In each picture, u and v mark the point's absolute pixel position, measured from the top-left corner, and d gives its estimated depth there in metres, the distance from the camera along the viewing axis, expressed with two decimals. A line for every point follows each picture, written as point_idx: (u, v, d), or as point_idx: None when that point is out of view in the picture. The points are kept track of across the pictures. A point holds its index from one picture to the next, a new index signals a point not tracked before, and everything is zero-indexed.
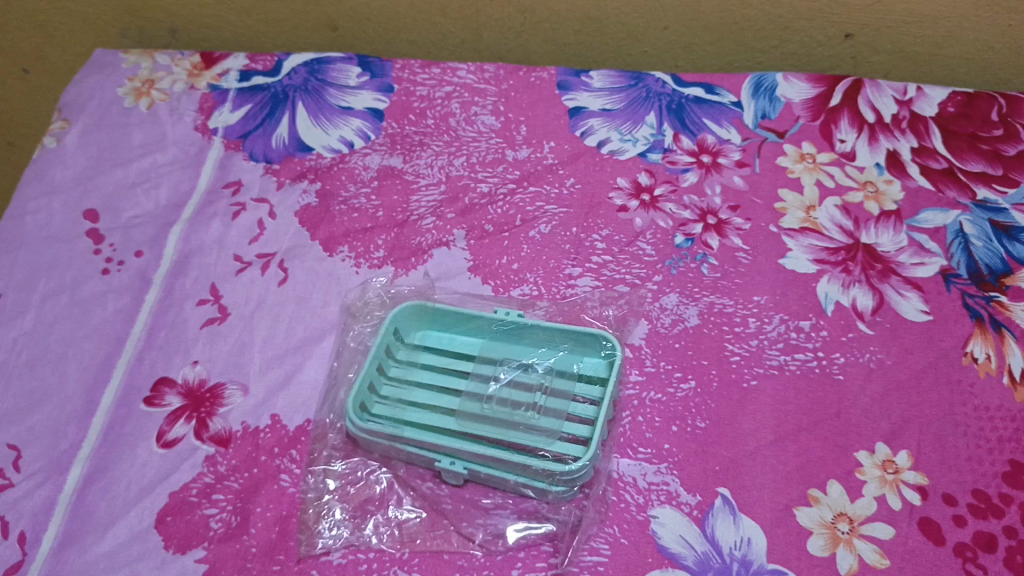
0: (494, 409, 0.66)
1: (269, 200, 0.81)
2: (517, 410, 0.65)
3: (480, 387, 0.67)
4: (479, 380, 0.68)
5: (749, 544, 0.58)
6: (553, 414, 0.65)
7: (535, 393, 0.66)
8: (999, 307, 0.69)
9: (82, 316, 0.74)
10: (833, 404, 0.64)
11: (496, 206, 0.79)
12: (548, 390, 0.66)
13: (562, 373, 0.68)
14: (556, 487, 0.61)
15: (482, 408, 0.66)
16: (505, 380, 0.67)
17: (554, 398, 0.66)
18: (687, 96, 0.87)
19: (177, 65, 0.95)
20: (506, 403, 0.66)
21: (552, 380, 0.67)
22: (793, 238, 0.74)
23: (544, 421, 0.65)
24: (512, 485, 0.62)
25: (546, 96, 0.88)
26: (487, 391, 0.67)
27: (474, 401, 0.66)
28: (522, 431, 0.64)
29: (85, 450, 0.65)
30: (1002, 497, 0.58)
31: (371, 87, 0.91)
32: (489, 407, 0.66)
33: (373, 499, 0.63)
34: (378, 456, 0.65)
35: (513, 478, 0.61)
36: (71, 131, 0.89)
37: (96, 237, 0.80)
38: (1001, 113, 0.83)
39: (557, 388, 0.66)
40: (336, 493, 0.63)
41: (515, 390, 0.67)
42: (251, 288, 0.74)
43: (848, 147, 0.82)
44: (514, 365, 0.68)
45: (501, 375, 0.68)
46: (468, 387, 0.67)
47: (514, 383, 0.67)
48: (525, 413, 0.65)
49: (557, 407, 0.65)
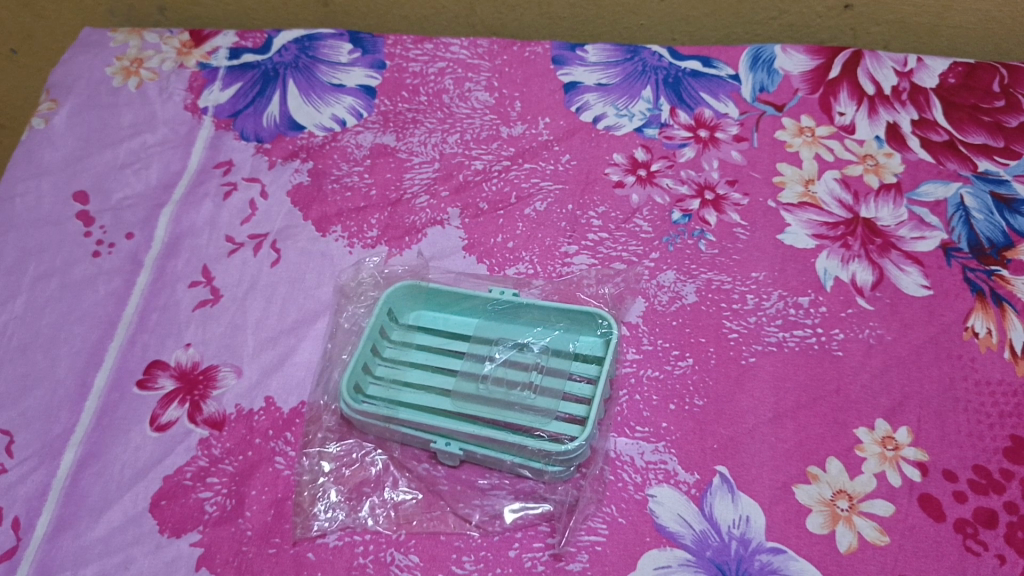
0: (489, 389, 0.65)
1: (260, 178, 0.80)
2: (513, 390, 0.65)
3: (476, 366, 0.67)
4: (474, 360, 0.67)
5: (748, 522, 0.57)
6: (550, 394, 0.64)
7: (531, 372, 0.66)
8: (1000, 281, 0.68)
9: (73, 299, 0.73)
10: (833, 381, 0.63)
11: (490, 182, 0.78)
12: (543, 369, 0.66)
13: (558, 352, 0.67)
14: (553, 467, 0.60)
15: (477, 388, 0.65)
16: (501, 360, 0.67)
17: (550, 377, 0.65)
18: (684, 70, 0.86)
19: (166, 44, 0.93)
20: (501, 383, 0.65)
21: (548, 360, 0.67)
22: (792, 213, 0.73)
23: (540, 400, 0.64)
24: (509, 465, 0.62)
25: (541, 70, 0.87)
26: (483, 371, 0.66)
27: (469, 381, 0.66)
28: (518, 411, 0.64)
29: (78, 434, 0.65)
30: (1003, 472, 0.58)
31: (363, 64, 0.89)
32: (485, 387, 0.65)
33: (369, 481, 0.62)
34: (374, 438, 0.64)
35: (509, 459, 0.61)
36: (59, 111, 0.88)
37: (86, 219, 0.78)
38: (1003, 84, 0.82)
39: (553, 367, 0.66)
40: (331, 474, 0.62)
41: (511, 369, 0.66)
42: (243, 269, 0.73)
43: (848, 120, 0.80)
44: (509, 345, 0.68)
45: (496, 355, 0.67)
46: (464, 367, 0.67)
47: (509, 363, 0.67)
48: (521, 393, 0.65)
49: (554, 386, 0.65)
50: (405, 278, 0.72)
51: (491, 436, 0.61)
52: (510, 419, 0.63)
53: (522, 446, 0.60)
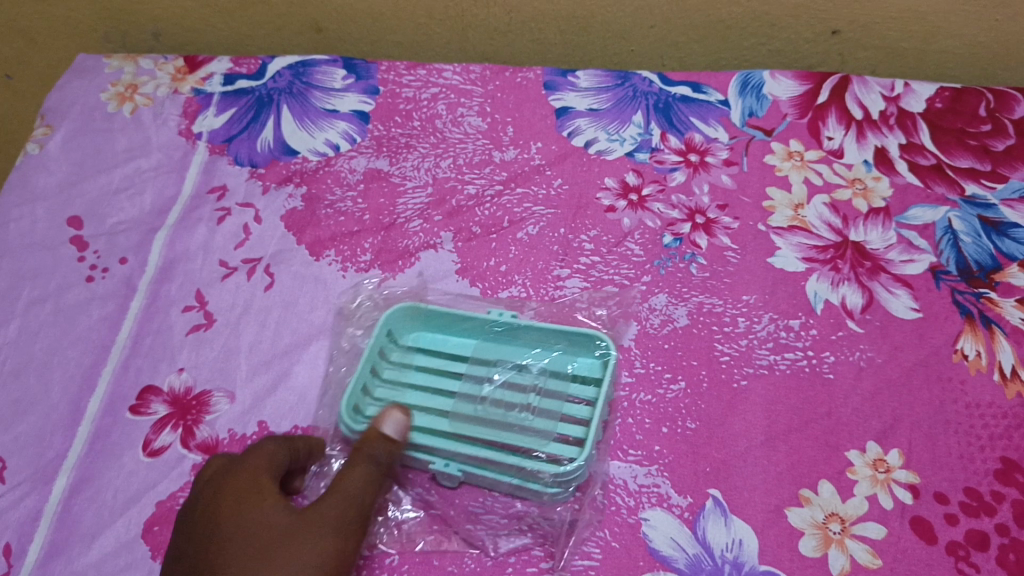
0: (488, 411, 0.66)
1: (254, 204, 0.80)
2: (511, 411, 0.65)
3: (474, 389, 0.67)
4: (472, 382, 0.68)
5: (741, 546, 0.57)
6: (547, 415, 0.65)
7: (529, 394, 0.66)
8: (989, 304, 0.69)
9: (66, 324, 0.73)
10: (824, 404, 0.64)
11: (483, 207, 0.78)
12: (542, 390, 0.66)
13: (556, 374, 0.68)
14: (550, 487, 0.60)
15: (476, 410, 0.66)
16: (499, 382, 0.67)
17: (548, 399, 0.66)
18: (674, 95, 0.87)
19: (160, 69, 0.94)
20: (500, 404, 0.66)
21: (546, 381, 0.67)
22: (782, 236, 0.74)
23: (538, 421, 0.65)
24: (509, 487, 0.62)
25: (533, 96, 0.88)
26: (482, 393, 0.67)
27: (468, 403, 0.66)
28: (516, 432, 0.64)
29: (71, 460, 0.64)
30: (994, 495, 0.58)
31: (356, 89, 0.90)
32: (484, 409, 0.66)
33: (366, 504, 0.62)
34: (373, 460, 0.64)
35: (507, 480, 0.61)
36: (53, 137, 0.88)
37: (80, 244, 0.79)
38: (990, 108, 0.83)
39: (551, 390, 0.66)
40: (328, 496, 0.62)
41: (510, 392, 0.67)
42: (237, 294, 0.73)
43: (837, 144, 0.81)
44: (508, 366, 0.68)
45: (495, 376, 0.68)
46: (462, 389, 0.67)
47: (508, 385, 0.67)
48: (519, 415, 0.65)
49: (552, 408, 0.65)
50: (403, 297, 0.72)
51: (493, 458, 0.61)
52: (509, 440, 0.64)
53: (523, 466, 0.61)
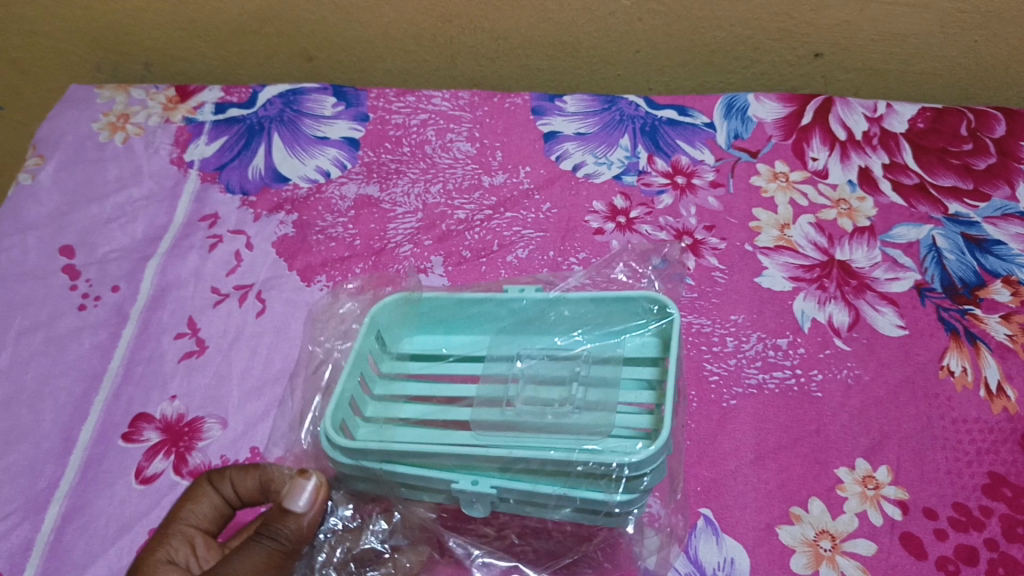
0: (519, 415, 0.61)
1: (246, 230, 0.81)
2: (549, 407, 0.61)
3: (497, 393, 0.63)
4: (493, 386, 0.64)
5: (732, 564, 0.57)
6: (599, 408, 0.60)
7: (570, 386, 0.62)
8: (974, 320, 0.69)
9: (58, 353, 0.73)
10: (813, 422, 0.64)
11: (473, 232, 0.79)
12: (585, 380, 0.63)
13: (603, 358, 0.64)
14: (594, 493, 0.55)
15: (504, 416, 0.61)
16: (529, 378, 0.64)
17: (594, 389, 0.62)
18: (660, 118, 0.88)
19: (152, 99, 0.95)
20: (535, 403, 0.62)
21: (591, 368, 0.63)
22: (768, 256, 0.75)
23: (591, 413, 0.60)
24: (554, 499, 0.56)
25: (521, 121, 0.89)
26: (507, 395, 0.63)
27: (494, 409, 0.62)
28: (549, 437, 0.58)
29: (62, 488, 0.64)
30: (982, 510, 0.59)
31: (346, 116, 0.91)
32: (512, 414, 0.61)
33: (369, 549, 0.59)
34: (383, 504, 0.61)
35: (555, 491, 0.55)
36: (45, 167, 0.89)
37: (72, 273, 0.79)
38: (970, 128, 0.84)
39: (596, 376, 0.63)
40: (336, 531, 0.59)
41: (542, 389, 0.63)
42: (228, 320, 0.74)
43: (821, 165, 0.83)
44: (535, 354, 0.66)
45: (518, 371, 0.65)
46: (480, 393, 0.63)
47: (540, 386, 0.63)
48: (558, 408, 0.61)
49: (601, 398, 0.61)
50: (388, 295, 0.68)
51: (516, 458, 0.55)
52: (545, 433, 0.58)
53: (567, 470, 0.55)
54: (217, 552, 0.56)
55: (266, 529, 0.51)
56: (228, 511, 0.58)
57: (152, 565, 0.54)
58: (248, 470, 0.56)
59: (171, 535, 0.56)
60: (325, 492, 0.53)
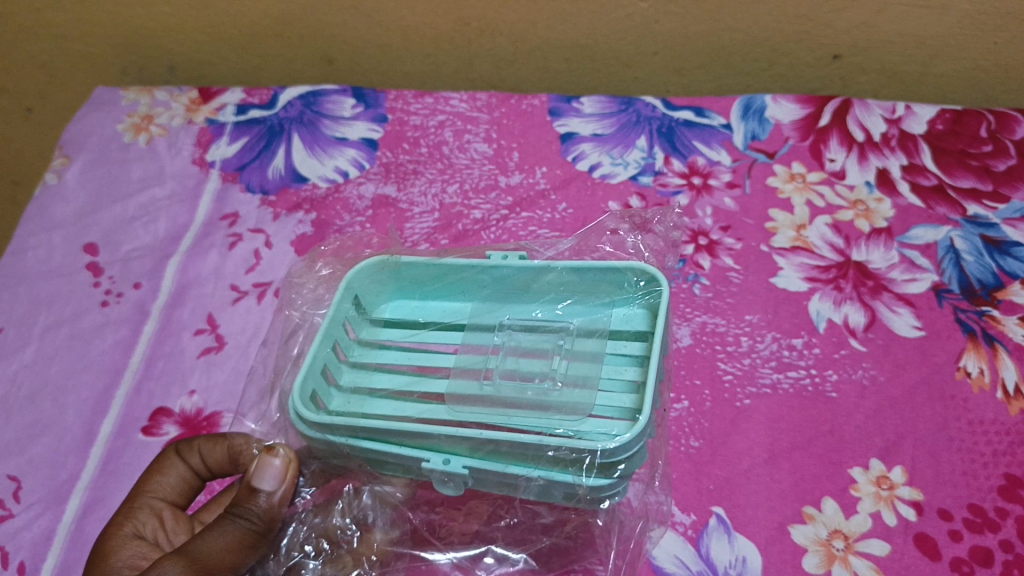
0: (499, 387, 0.61)
1: (265, 230, 0.82)
2: (531, 382, 0.61)
3: (476, 363, 0.63)
4: (472, 355, 0.64)
5: (744, 563, 0.57)
6: (584, 388, 0.59)
7: (552, 359, 0.62)
8: (992, 321, 0.69)
9: (82, 348, 0.74)
10: (827, 422, 0.64)
11: (489, 231, 0.80)
12: (568, 354, 0.62)
13: (586, 332, 0.63)
14: (563, 476, 0.54)
15: (482, 390, 0.61)
16: (513, 351, 0.63)
17: (576, 364, 0.61)
18: (677, 119, 0.88)
19: (176, 101, 0.96)
20: (515, 376, 0.61)
21: (575, 342, 0.63)
22: (784, 257, 0.75)
23: (571, 390, 0.59)
24: (524, 480, 0.55)
25: (537, 122, 0.89)
26: (488, 366, 0.63)
27: (472, 381, 0.62)
28: (526, 416, 0.58)
29: (83, 480, 0.65)
30: (998, 511, 0.58)
31: (365, 118, 0.92)
32: (491, 387, 0.61)
33: (336, 526, 0.61)
34: (353, 482, 0.62)
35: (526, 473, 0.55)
36: (71, 167, 0.91)
37: (96, 270, 0.81)
38: (990, 129, 0.83)
39: (578, 351, 0.62)
40: (307, 507, 0.61)
41: (529, 361, 0.62)
42: (247, 317, 0.75)
43: (838, 166, 0.82)
44: (518, 324, 0.65)
45: (500, 340, 0.64)
46: (458, 364, 0.64)
47: (525, 356, 0.63)
48: (540, 384, 0.60)
49: (581, 372, 0.60)
50: (367, 259, 0.69)
51: (487, 442, 0.55)
52: (524, 412, 0.58)
53: (538, 454, 0.54)
54: (185, 525, 0.58)
55: (237, 509, 0.53)
56: (195, 484, 0.60)
57: (120, 539, 0.55)
58: (217, 440, 0.59)
59: (139, 509, 0.57)
60: (292, 469, 0.55)
